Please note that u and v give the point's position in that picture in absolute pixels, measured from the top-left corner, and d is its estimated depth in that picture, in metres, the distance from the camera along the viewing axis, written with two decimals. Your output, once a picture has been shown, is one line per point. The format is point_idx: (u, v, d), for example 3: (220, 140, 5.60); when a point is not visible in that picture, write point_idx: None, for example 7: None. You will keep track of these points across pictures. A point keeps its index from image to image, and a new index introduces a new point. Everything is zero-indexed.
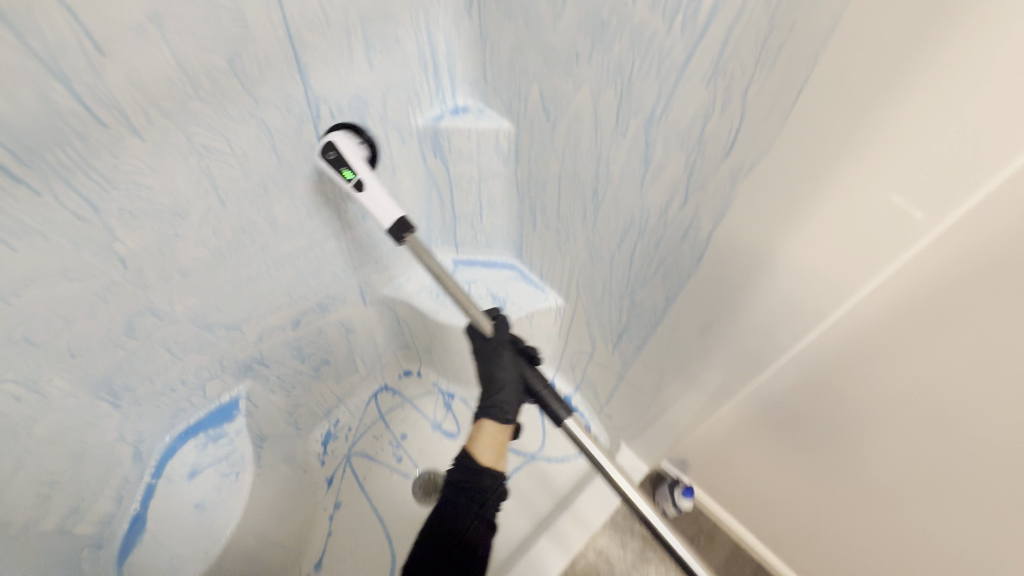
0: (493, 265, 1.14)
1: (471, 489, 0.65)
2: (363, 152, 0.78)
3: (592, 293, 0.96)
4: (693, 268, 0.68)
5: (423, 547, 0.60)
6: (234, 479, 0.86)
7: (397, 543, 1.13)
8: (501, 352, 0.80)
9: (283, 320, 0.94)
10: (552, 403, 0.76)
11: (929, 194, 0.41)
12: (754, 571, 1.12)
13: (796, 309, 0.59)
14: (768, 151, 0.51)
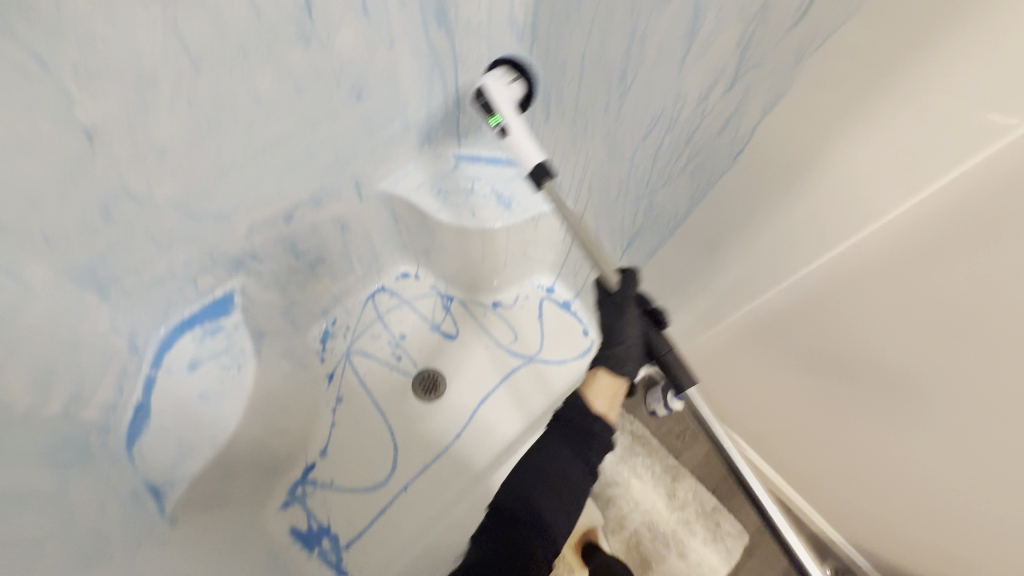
0: (498, 162, 1.07)
1: (572, 433, 0.62)
2: (513, 94, 0.85)
3: (606, 193, 0.90)
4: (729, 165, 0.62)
5: (524, 470, 0.59)
6: (237, 372, 0.86)
7: (398, 434, 1.18)
8: (627, 308, 0.69)
9: (275, 213, 0.87)
10: (677, 370, 0.67)
11: (910, 165, 0.45)
12: (732, 466, 1.20)
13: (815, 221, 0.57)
14: (797, 86, 0.51)
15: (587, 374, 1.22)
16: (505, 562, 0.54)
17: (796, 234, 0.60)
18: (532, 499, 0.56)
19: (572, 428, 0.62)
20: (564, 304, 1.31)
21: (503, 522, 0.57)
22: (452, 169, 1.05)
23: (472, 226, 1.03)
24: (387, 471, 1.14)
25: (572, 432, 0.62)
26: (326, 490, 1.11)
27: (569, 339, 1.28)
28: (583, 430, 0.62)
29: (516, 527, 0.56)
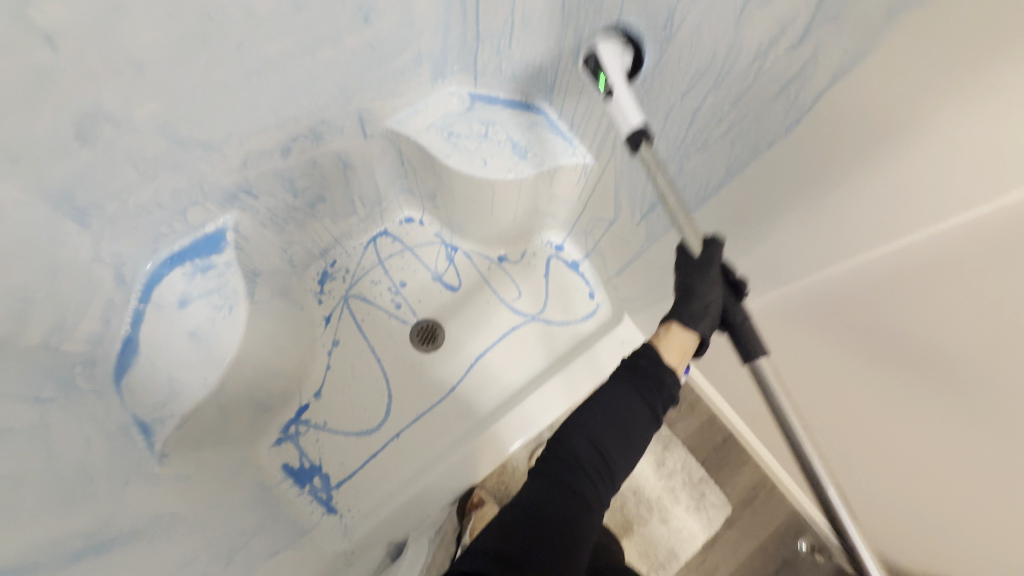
0: (516, 106, 0.97)
1: (641, 382, 0.59)
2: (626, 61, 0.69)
3: (632, 152, 0.82)
4: (780, 137, 0.55)
5: (589, 410, 0.57)
6: (228, 313, 0.82)
7: (393, 382, 1.17)
8: (710, 267, 0.60)
9: (271, 146, 0.80)
10: (745, 338, 0.60)
11: (984, 177, 0.39)
12: (724, 439, 1.21)
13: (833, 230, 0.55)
14: (854, 70, 0.44)
15: (589, 338, 1.19)
16: (564, 493, 0.52)
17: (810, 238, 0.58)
18: (600, 438, 0.55)
19: (640, 380, 0.59)
20: (572, 264, 1.27)
21: (563, 458, 0.55)
22: (465, 110, 0.96)
23: (482, 176, 0.95)
24: (381, 418, 1.14)
25: (642, 382, 0.59)
26: (320, 431, 1.11)
27: (574, 301, 1.24)
28: (653, 382, 0.59)
29: (580, 466, 0.54)
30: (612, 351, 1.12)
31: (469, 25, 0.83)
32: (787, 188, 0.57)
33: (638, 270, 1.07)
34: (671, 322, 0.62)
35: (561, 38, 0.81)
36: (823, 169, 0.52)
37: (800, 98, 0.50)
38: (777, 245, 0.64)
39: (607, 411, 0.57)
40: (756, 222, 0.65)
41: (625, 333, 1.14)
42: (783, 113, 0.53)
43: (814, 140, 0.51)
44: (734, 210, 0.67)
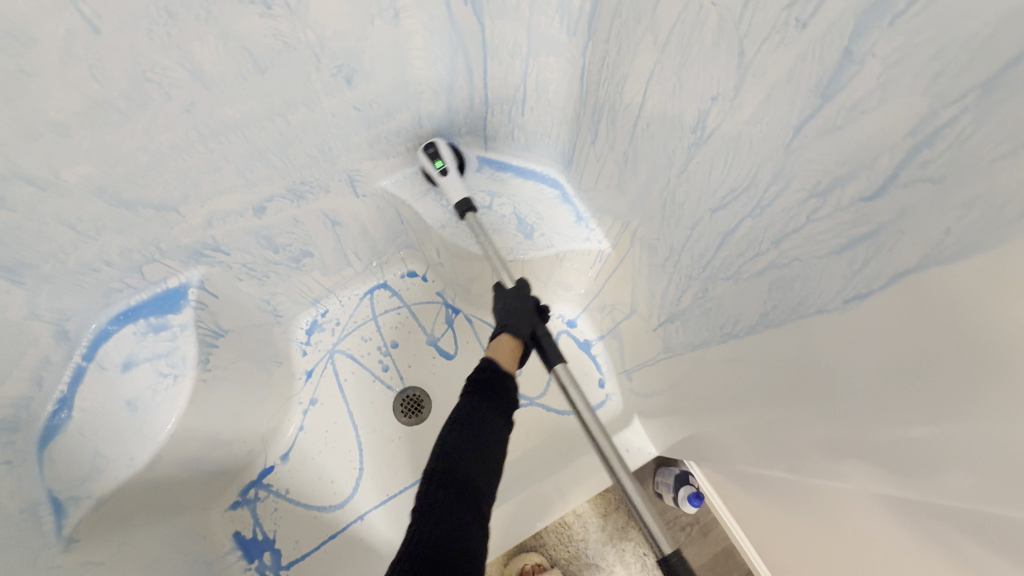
0: (530, 174, 0.85)
1: (488, 386, 0.57)
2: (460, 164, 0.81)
3: (650, 254, 0.68)
4: (817, 317, 0.42)
5: (451, 431, 0.51)
6: (173, 383, 0.73)
7: (367, 454, 1.06)
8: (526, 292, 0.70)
9: (241, 206, 0.72)
10: (551, 347, 0.66)
11: None
12: None
13: (809, 430, 0.48)
14: (1002, 252, 0.27)
15: (591, 436, 1.03)
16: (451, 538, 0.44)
17: (787, 427, 0.52)
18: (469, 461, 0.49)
19: (484, 384, 0.57)
20: (584, 344, 1.13)
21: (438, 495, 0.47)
22: (472, 175, 0.85)
23: (478, 252, 0.82)
24: (348, 493, 1.03)
25: (494, 393, 0.56)
26: (279, 500, 1.01)
27: (582, 388, 1.09)
28: (499, 387, 0.57)
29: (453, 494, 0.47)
30: None
31: (477, 89, 0.72)
32: (773, 371, 0.50)
33: (656, 371, 0.91)
34: (498, 334, 0.65)
35: (579, 112, 0.69)
36: (813, 374, 0.45)
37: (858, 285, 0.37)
38: (796, 368, 0.47)
39: (465, 426, 0.52)
40: (763, 393, 0.53)
41: (629, 440, 0.98)
42: (835, 283, 0.39)
43: (812, 341, 0.43)
44: (754, 367, 0.54)
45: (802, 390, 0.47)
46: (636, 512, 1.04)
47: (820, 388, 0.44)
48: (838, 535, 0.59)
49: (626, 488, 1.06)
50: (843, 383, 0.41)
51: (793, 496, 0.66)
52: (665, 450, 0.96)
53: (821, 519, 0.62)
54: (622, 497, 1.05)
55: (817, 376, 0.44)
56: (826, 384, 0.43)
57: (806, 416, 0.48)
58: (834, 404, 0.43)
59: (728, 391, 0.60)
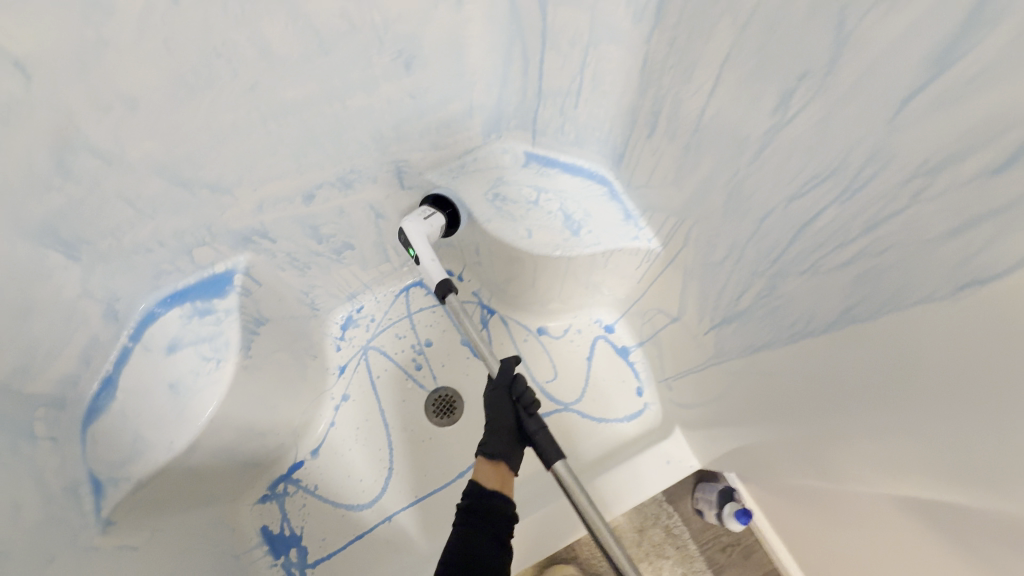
0: (578, 171, 0.83)
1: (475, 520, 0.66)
2: (436, 227, 0.80)
3: (707, 252, 0.66)
4: (860, 331, 0.44)
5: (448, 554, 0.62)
6: (214, 368, 0.73)
7: (397, 453, 1.04)
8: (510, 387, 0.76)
9: (291, 192, 0.72)
10: (547, 445, 0.71)
11: None
12: None
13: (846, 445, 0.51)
14: None
15: (630, 446, 1.00)
16: None
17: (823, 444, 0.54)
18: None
19: (475, 503, 0.68)
20: (621, 351, 1.10)
21: None
22: (519, 170, 0.84)
23: (523, 248, 0.80)
24: (377, 493, 1.01)
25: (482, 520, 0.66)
26: (308, 495, 1.00)
27: (618, 396, 1.06)
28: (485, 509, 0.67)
29: None
30: (655, 468, 0.92)
31: (531, 81, 0.71)
32: (808, 390, 0.53)
33: (701, 379, 0.88)
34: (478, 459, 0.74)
35: (636, 105, 0.68)
36: (845, 392, 0.48)
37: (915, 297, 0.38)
38: (819, 378, 0.51)
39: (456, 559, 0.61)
40: (802, 407, 0.55)
41: (673, 451, 0.94)
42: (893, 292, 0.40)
43: (848, 365, 0.47)
44: (797, 381, 0.55)
45: (836, 408, 0.50)
46: (676, 529, 0.99)
47: (855, 407, 0.47)
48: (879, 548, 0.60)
49: (666, 503, 1.01)
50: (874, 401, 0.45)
51: (829, 510, 0.68)
52: (708, 463, 0.91)
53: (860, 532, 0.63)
54: (662, 513, 1.00)
55: (852, 396, 0.47)
56: (858, 401, 0.47)
57: (841, 433, 0.50)
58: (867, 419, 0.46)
59: (768, 407, 0.62)
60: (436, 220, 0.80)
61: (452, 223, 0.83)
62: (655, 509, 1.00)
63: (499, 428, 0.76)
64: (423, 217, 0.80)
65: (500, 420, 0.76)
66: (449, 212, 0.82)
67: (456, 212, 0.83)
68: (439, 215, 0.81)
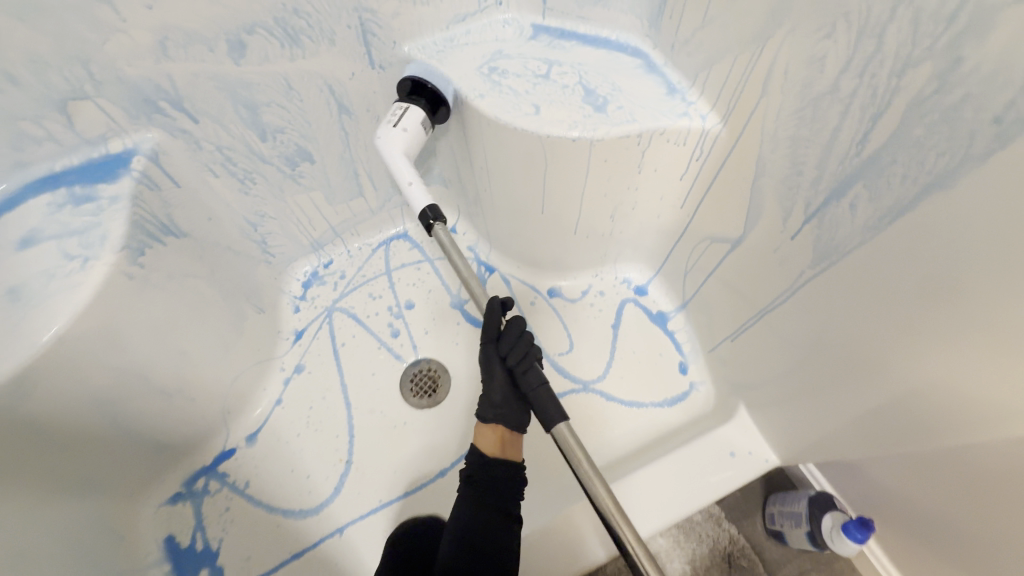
0: (602, 42, 0.63)
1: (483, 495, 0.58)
2: (416, 117, 0.61)
3: (804, 81, 0.44)
4: (944, 258, 0.36)
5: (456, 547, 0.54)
6: (78, 269, 0.51)
7: (358, 443, 0.78)
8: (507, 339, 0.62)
9: (210, 31, 0.53)
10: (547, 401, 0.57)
11: None
12: None
13: (938, 399, 0.41)
14: None
15: (674, 436, 0.73)
16: None
17: (908, 414, 0.45)
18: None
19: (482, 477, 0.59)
20: (657, 318, 0.84)
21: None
22: (524, 43, 0.64)
23: (528, 130, 0.59)
24: (327, 495, 0.74)
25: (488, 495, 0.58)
26: (235, 496, 0.74)
27: (655, 373, 0.80)
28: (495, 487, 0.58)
29: None
30: (714, 461, 0.65)
31: None
32: (877, 349, 0.45)
33: (766, 334, 0.62)
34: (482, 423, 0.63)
35: None
36: (925, 318, 0.39)
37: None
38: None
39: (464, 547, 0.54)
40: (884, 374, 0.45)
41: (736, 440, 0.67)
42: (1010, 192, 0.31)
43: (947, 315, 0.37)
44: (870, 343, 0.46)
45: (934, 375, 0.40)
46: (741, 560, 0.72)
47: (962, 366, 0.38)
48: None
49: (725, 523, 0.74)
50: (996, 356, 0.35)
51: (908, 524, 0.55)
52: (791, 458, 0.63)
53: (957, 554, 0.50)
54: (720, 537, 0.73)
55: (956, 354, 0.38)
56: (947, 345, 0.38)
57: (931, 395, 0.41)
58: (961, 349, 0.37)
59: (828, 378, 0.53)
60: (413, 116, 0.61)
61: (434, 110, 0.62)
62: (711, 530, 0.73)
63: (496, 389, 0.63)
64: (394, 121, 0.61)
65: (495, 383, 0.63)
66: (428, 94, 0.61)
67: (437, 91, 0.61)
68: (415, 105, 0.61)
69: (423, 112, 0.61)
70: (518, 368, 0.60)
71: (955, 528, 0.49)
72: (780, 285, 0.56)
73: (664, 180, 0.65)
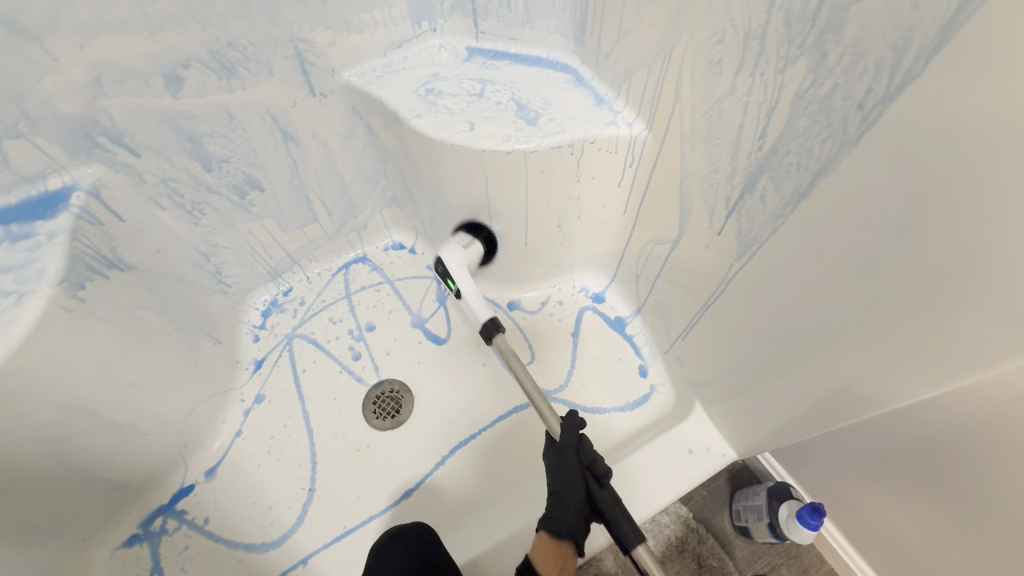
0: (533, 61, 0.67)
1: None
2: (473, 254, 0.74)
3: (707, 85, 0.47)
4: (822, 243, 0.40)
5: None
6: (12, 305, 0.51)
7: (321, 469, 0.77)
8: (580, 446, 0.59)
9: (146, 65, 0.55)
10: (624, 519, 0.52)
11: None
12: None
13: (823, 381, 0.46)
14: None
15: (637, 438, 0.74)
16: None
17: (818, 397, 0.48)
18: None
19: None
20: (616, 323, 0.86)
21: None
22: (459, 66, 0.67)
23: (464, 145, 0.61)
24: (289, 526, 0.72)
25: None
26: (193, 534, 0.71)
27: (615, 378, 0.81)
28: None
29: None
30: (671, 460, 0.65)
31: None
32: (793, 336, 0.48)
33: (711, 329, 0.64)
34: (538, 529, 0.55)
35: None
36: (812, 301, 0.43)
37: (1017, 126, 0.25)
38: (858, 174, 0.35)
39: None
40: (823, 358, 0.44)
41: (693, 437, 0.67)
42: (932, 160, 0.29)
43: (854, 298, 0.39)
44: (804, 331, 0.46)
45: (873, 355, 0.39)
46: (711, 560, 0.72)
47: (903, 348, 0.36)
48: (965, 524, 0.48)
49: (694, 523, 0.74)
50: (891, 339, 0.37)
51: (846, 492, 0.61)
52: (744, 451, 0.64)
53: (930, 503, 0.51)
54: (689, 538, 0.73)
55: (894, 334, 0.36)
56: (827, 329, 0.43)
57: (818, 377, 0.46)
58: (830, 328, 0.42)
59: (766, 365, 0.54)
60: (475, 249, 0.74)
61: (487, 249, 0.77)
62: (677, 531, 0.73)
63: (562, 498, 0.56)
64: (461, 245, 0.73)
65: (567, 491, 0.56)
66: (484, 236, 0.75)
67: (490, 235, 0.76)
68: (475, 242, 0.74)
69: (481, 250, 0.75)
70: (598, 478, 0.56)
71: (931, 475, 0.49)
72: (716, 279, 0.58)
73: (603, 188, 0.67)
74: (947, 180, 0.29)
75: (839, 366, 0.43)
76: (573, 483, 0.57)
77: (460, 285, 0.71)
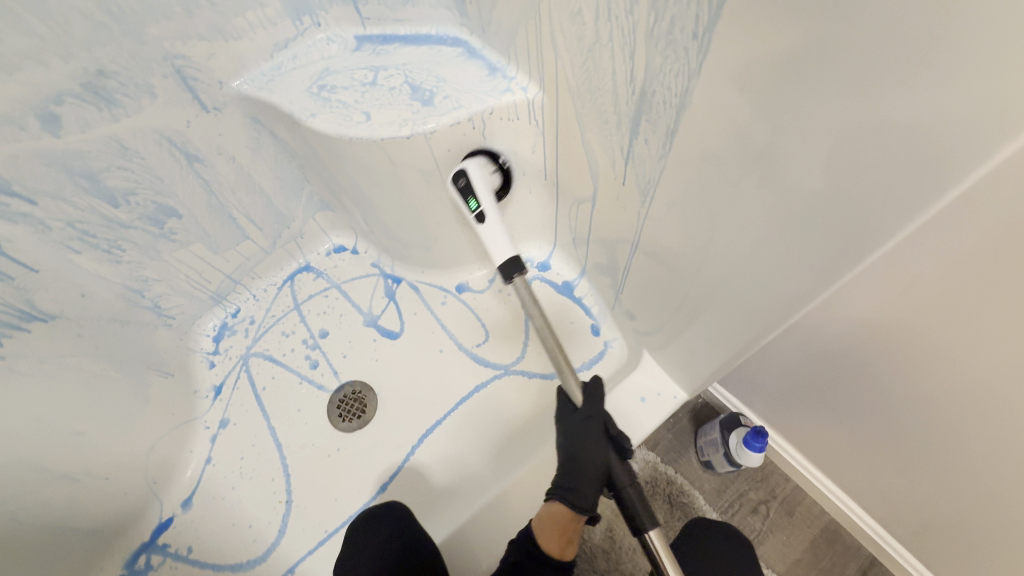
0: (423, 40, 0.65)
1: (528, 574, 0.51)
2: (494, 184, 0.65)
3: (577, 35, 0.47)
4: (705, 174, 0.41)
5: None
6: None
7: (295, 480, 0.77)
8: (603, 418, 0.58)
9: (15, 110, 0.53)
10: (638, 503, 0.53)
11: None
12: (828, 544, 0.72)
13: (732, 310, 0.47)
14: None
15: None
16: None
17: (729, 328, 0.49)
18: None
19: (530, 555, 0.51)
20: (564, 288, 0.86)
21: None
22: (349, 58, 0.66)
23: (363, 136, 0.61)
24: (271, 540, 0.74)
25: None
26: (178, 564, 0.72)
27: (570, 341, 0.83)
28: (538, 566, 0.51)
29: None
30: (624, 410, 0.67)
31: None
32: (701, 272, 0.49)
33: (642, 277, 0.65)
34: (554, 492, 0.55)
35: None
36: (710, 235, 0.44)
37: (859, 50, 0.26)
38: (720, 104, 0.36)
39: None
40: (728, 288, 0.45)
41: (645, 385, 0.69)
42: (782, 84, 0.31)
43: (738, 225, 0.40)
44: (710, 263, 0.46)
45: (760, 283, 0.41)
46: (681, 497, 0.75)
47: (786, 273, 0.37)
48: (895, 412, 0.51)
49: (662, 466, 0.77)
50: (770, 262, 0.38)
51: (788, 409, 0.65)
52: (694, 390, 0.66)
53: (871, 404, 0.54)
54: (658, 481, 0.76)
55: (778, 258, 0.37)
56: (727, 261, 0.43)
57: (731, 313, 0.47)
58: (726, 256, 0.43)
59: (689, 304, 0.55)
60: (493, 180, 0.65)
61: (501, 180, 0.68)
62: (647, 476, 0.76)
63: (584, 466, 0.55)
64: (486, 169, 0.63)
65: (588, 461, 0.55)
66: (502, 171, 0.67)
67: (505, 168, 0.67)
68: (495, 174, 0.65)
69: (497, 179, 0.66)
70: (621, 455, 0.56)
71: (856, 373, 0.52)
72: (633, 227, 0.59)
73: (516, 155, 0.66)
74: (800, 105, 0.30)
75: (740, 294, 0.44)
76: (596, 451, 0.56)
77: (484, 208, 0.63)
